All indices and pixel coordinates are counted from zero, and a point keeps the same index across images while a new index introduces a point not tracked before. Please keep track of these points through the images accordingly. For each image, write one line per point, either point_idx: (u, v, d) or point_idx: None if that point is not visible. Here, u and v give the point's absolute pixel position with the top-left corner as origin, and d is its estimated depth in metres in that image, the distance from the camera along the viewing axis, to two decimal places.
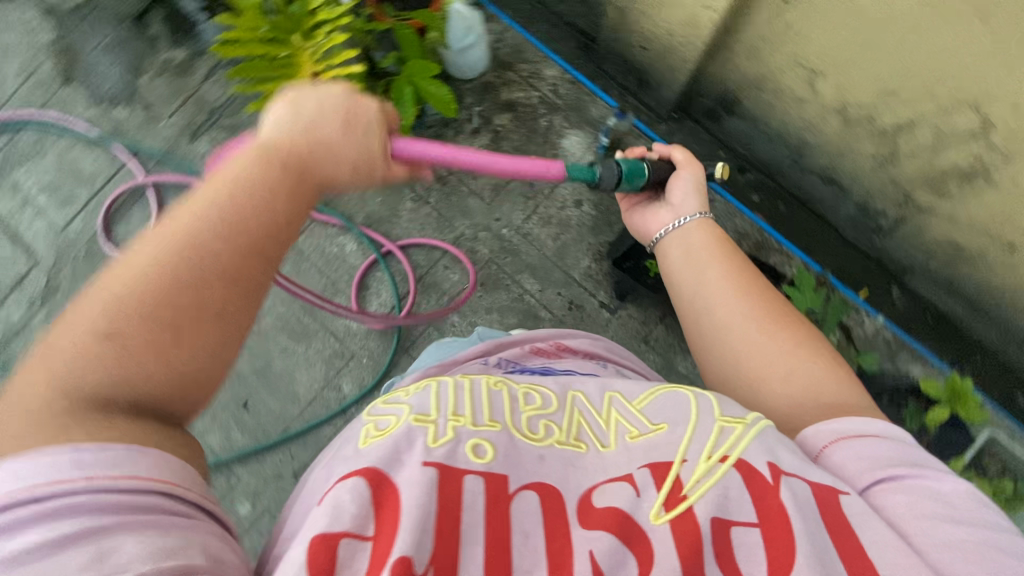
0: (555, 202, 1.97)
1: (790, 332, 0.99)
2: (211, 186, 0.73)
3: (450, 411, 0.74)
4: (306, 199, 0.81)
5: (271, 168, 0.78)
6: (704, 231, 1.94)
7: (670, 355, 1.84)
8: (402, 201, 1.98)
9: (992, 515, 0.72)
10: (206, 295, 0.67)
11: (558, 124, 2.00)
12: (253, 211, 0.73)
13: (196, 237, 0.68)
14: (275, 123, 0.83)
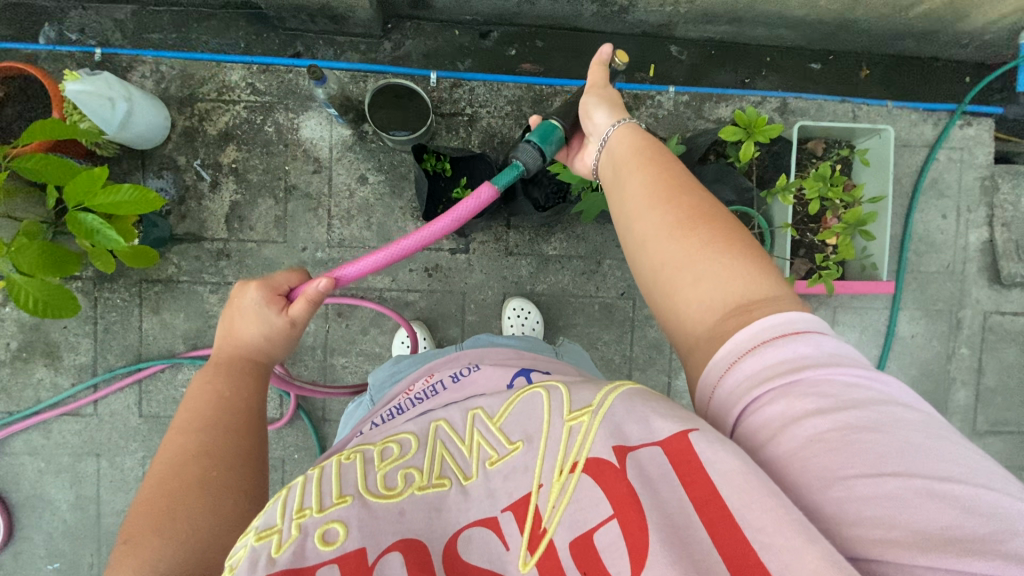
0: (340, 193, 1.77)
1: (666, 234, 0.79)
2: (196, 401, 0.89)
3: (295, 507, 0.64)
4: (255, 385, 0.97)
5: (211, 387, 0.91)
6: (484, 118, 1.80)
7: (536, 248, 1.84)
8: (206, 299, 1.75)
9: (861, 394, 0.60)
10: (198, 474, 0.79)
11: (284, 121, 1.74)
12: (225, 410, 0.89)
13: (188, 445, 0.82)
14: (220, 359, 0.99)
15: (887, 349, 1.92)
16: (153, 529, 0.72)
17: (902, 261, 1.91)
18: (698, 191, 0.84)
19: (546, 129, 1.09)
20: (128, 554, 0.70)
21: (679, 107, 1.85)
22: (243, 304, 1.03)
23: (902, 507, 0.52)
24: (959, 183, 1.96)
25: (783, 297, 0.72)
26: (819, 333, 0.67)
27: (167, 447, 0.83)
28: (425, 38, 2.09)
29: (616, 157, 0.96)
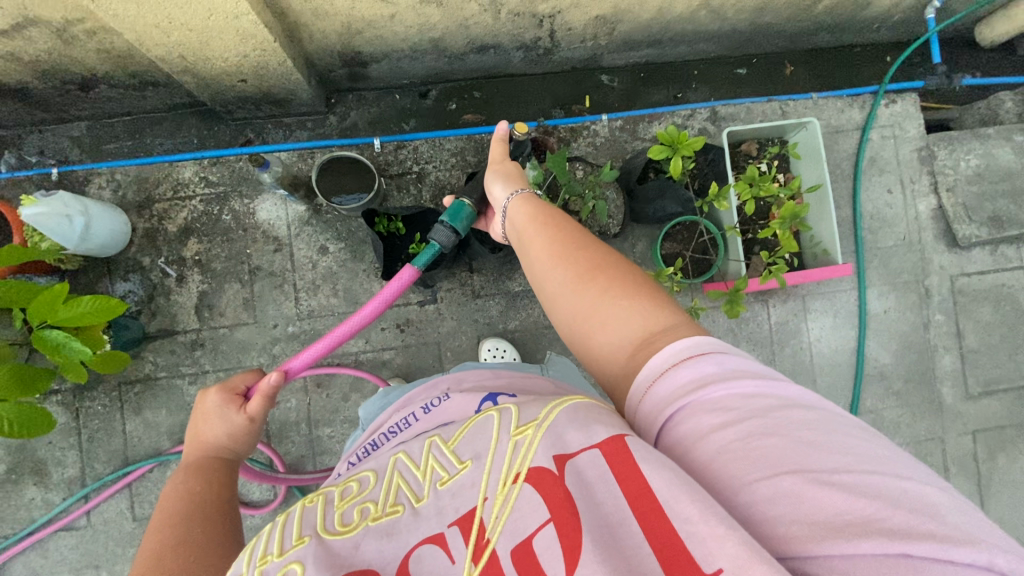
0: (304, 266, 1.81)
1: (572, 284, 0.89)
2: (169, 503, 0.91)
3: (260, 555, 0.66)
4: (225, 479, 1.00)
5: (183, 485, 0.95)
6: (431, 173, 1.87)
7: (502, 287, 1.87)
8: (186, 391, 1.77)
9: (759, 402, 0.65)
10: (179, 556, 0.79)
11: (240, 207, 1.81)
12: (200, 504, 0.91)
13: (165, 536, 0.83)
14: (186, 465, 1.01)
15: (863, 328, 1.94)
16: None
17: (858, 240, 1.95)
18: (595, 245, 0.95)
19: (459, 210, 1.21)
20: None
21: (615, 132, 1.93)
22: (208, 409, 1.09)
23: (800, 501, 0.55)
24: (896, 157, 2.03)
25: (682, 324, 0.80)
26: (722, 352, 0.72)
27: (144, 546, 0.83)
28: (368, 107, 2.19)
29: (519, 223, 1.08)
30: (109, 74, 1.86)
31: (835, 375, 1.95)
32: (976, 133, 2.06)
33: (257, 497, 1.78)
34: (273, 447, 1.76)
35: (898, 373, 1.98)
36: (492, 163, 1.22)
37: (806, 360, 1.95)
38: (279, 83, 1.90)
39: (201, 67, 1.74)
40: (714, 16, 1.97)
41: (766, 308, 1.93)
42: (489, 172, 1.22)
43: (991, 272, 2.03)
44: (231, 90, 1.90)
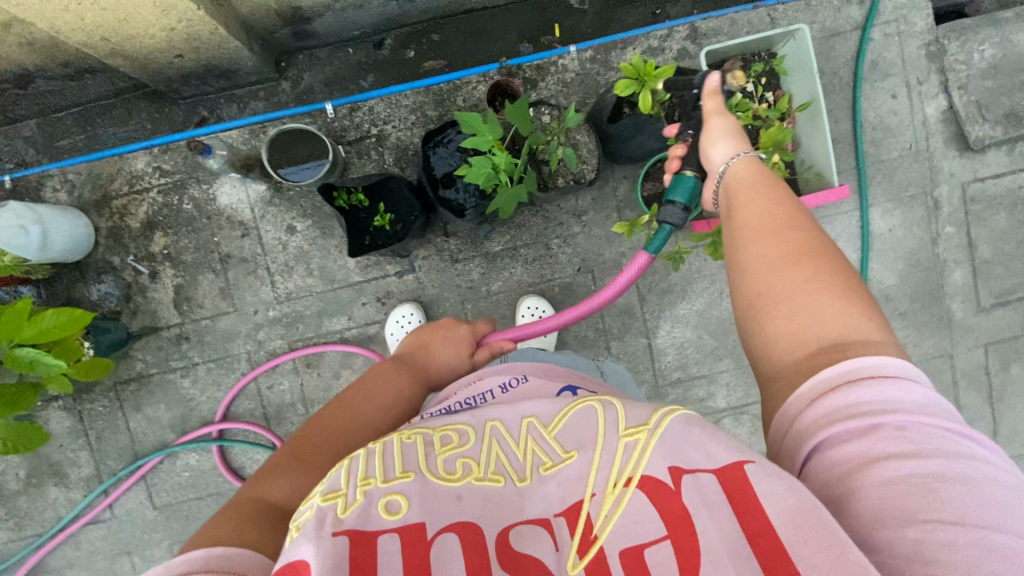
0: (274, 249, 1.75)
1: (789, 253, 0.82)
2: (378, 380, 1.06)
3: (360, 475, 0.68)
4: (415, 391, 1.09)
5: (380, 379, 1.05)
6: (392, 134, 1.74)
7: (481, 248, 1.79)
8: (180, 385, 1.79)
9: (946, 445, 0.61)
10: (344, 438, 0.91)
11: (200, 195, 1.73)
12: (386, 402, 1.02)
13: (352, 409, 0.97)
14: (412, 354, 1.17)
15: (866, 251, 1.83)
16: (309, 452, 0.86)
17: (859, 157, 1.80)
18: (807, 224, 0.87)
19: (688, 184, 1.15)
20: (272, 476, 0.81)
21: (586, 65, 1.75)
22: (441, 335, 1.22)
23: (963, 555, 0.53)
24: (902, 57, 1.82)
25: (886, 341, 0.73)
26: (912, 382, 0.67)
27: (344, 400, 0.99)
28: (321, 66, 2.04)
29: (732, 183, 1.03)
30: (40, 66, 1.75)
31: None
32: (990, 19, 1.85)
33: None
34: (272, 429, 1.80)
35: (904, 293, 1.88)
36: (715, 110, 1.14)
37: None
38: (220, 53, 1.76)
39: (128, 47, 1.61)
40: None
41: None
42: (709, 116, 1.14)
43: (1007, 174, 1.86)
44: (170, 66, 1.77)
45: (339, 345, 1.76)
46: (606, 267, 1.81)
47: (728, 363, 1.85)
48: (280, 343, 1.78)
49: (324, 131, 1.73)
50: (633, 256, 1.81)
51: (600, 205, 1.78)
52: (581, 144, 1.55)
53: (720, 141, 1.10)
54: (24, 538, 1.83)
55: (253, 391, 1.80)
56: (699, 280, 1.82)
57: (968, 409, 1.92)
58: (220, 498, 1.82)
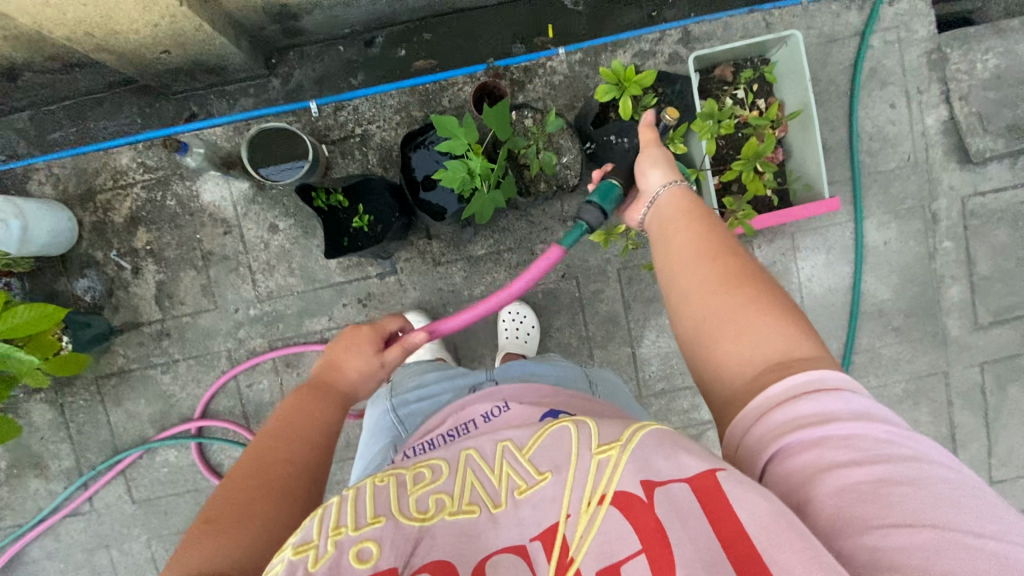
0: (256, 248, 1.74)
1: (722, 275, 0.80)
2: (291, 412, 0.94)
3: (331, 525, 0.62)
4: (340, 407, 1.00)
5: (306, 411, 0.94)
6: (377, 134, 1.72)
7: (464, 251, 1.77)
8: (160, 381, 1.79)
9: (894, 447, 0.60)
10: (273, 483, 0.82)
11: (183, 191, 1.73)
12: (308, 430, 0.92)
13: (272, 453, 0.86)
14: (326, 368, 1.06)
15: (859, 264, 1.78)
16: (229, 516, 0.76)
17: (854, 167, 1.75)
18: (734, 245, 0.86)
19: (605, 190, 1.15)
20: (191, 555, 0.71)
21: (575, 68, 1.72)
22: (365, 342, 1.09)
23: (936, 559, 0.52)
24: (902, 65, 1.76)
25: (823, 352, 0.72)
26: (850, 390, 0.66)
27: (259, 449, 0.87)
28: (311, 64, 2.03)
29: (661, 213, 1.00)
30: (30, 60, 1.75)
31: (828, 315, 1.82)
32: (995, 27, 1.79)
33: None
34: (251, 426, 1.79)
35: (898, 307, 1.83)
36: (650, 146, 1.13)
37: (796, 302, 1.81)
38: (206, 49, 1.75)
39: (114, 42, 1.60)
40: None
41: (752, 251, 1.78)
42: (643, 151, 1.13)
43: (1009, 189, 1.81)
44: (157, 62, 1.77)
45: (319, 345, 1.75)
46: (591, 274, 1.78)
47: None
48: (260, 342, 1.78)
49: (308, 129, 1.71)
50: (619, 263, 1.78)
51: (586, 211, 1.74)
52: (565, 150, 1.50)
53: (657, 167, 1.08)
54: (4, 528, 1.84)
55: (233, 389, 1.80)
56: None
57: (962, 428, 1.87)
58: (197, 495, 1.82)
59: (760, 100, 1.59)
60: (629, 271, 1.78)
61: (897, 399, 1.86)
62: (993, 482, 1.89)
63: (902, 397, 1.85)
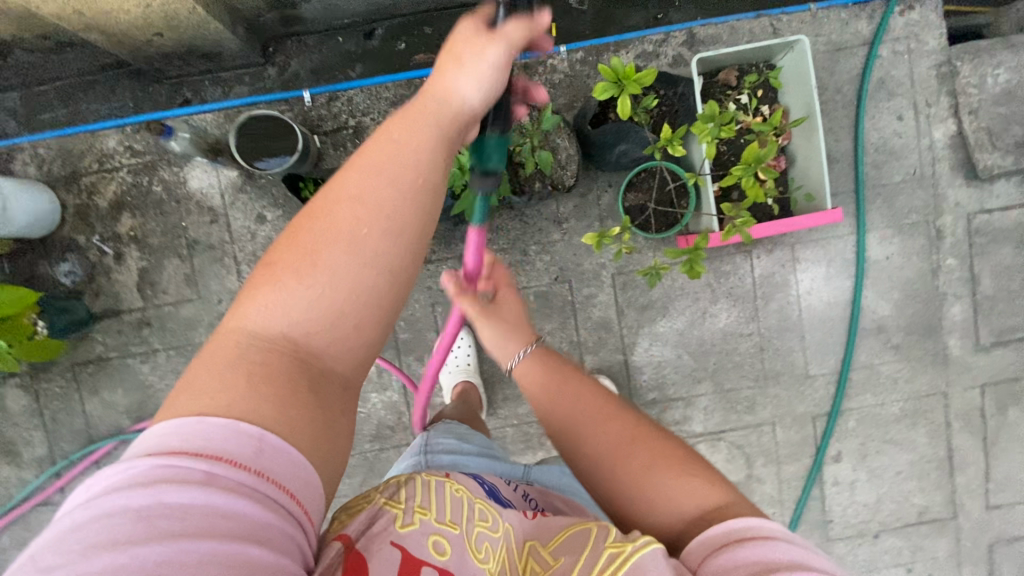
0: (242, 238, 1.70)
1: (628, 438, 0.85)
2: (389, 140, 0.70)
3: (416, 503, 0.69)
4: (442, 147, 0.74)
5: (396, 138, 0.71)
6: (370, 127, 1.67)
7: (455, 250, 1.72)
8: (139, 371, 1.74)
9: None
10: (347, 241, 0.67)
11: (169, 177, 1.68)
12: (400, 180, 0.69)
13: (357, 188, 0.68)
14: (478, 89, 0.76)
15: (859, 278, 1.74)
16: (295, 250, 0.67)
17: (857, 179, 1.71)
18: (623, 405, 0.92)
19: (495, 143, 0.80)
20: (265, 279, 0.67)
21: (576, 67, 1.68)
22: (476, 46, 0.76)
23: None
24: (910, 77, 1.72)
25: (729, 485, 0.79)
26: (786, 540, 0.67)
27: (350, 168, 0.70)
28: (309, 54, 1.98)
29: (528, 385, 1.03)
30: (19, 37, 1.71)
31: (826, 330, 1.77)
32: (1006, 42, 1.75)
33: None
34: None
35: (897, 324, 1.79)
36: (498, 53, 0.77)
37: (793, 315, 1.77)
38: (200, 34, 1.71)
39: (105, 22, 1.56)
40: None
41: (750, 261, 1.74)
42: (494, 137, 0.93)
43: (1015, 207, 1.76)
44: (149, 45, 1.73)
45: None
46: (584, 278, 1.73)
47: (706, 386, 1.77)
48: None
49: (300, 119, 1.67)
50: (614, 268, 1.73)
51: (582, 213, 1.70)
52: (561, 149, 1.48)
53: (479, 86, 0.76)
54: None
55: None
56: (681, 298, 1.74)
57: (959, 451, 1.82)
58: None
59: (764, 106, 1.55)
60: (623, 277, 1.73)
61: (894, 419, 1.81)
62: (989, 507, 1.84)
63: (898, 415, 1.81)
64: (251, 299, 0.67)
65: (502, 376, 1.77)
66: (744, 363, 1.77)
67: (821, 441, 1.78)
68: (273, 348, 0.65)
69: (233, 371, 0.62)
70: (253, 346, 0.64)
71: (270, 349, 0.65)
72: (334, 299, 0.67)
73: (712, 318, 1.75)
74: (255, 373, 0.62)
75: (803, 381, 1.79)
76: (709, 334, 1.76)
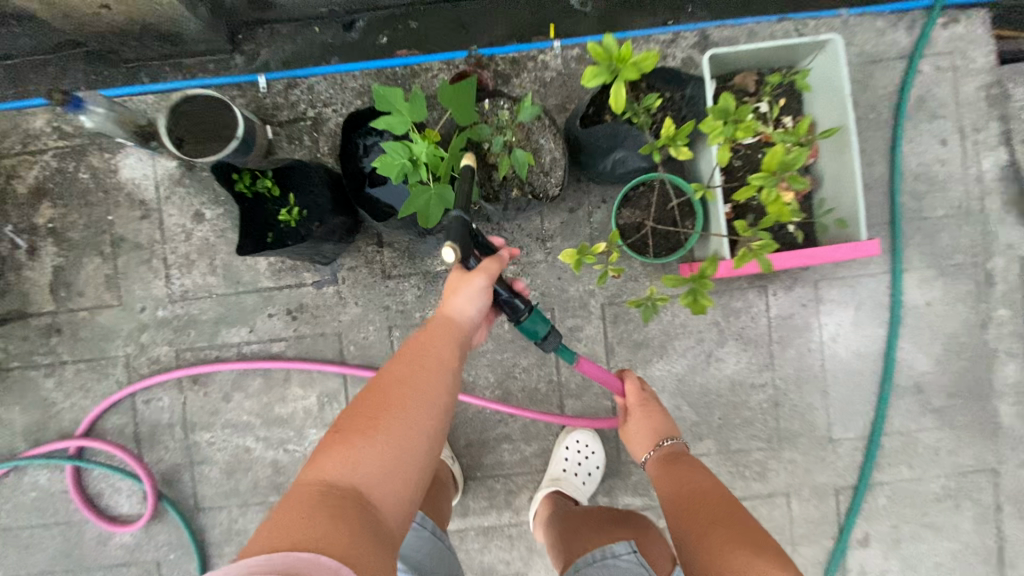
0: (176, 238, 1.47)
1: (710, 513, 0.94)
2: (430, 350, 0.89)
3: None
4: (456, 347, 0.92)
5: (431, 349, 0.89)
6: (332, 119, 1.46)
7: (419, 265, 1.47)
8: (43, 386, 1.49)
9: None
10: (400, 418, 0.79)
11: (99, 164, 1.47)
12: (435, 374, 0.86)
13: (405, 378, 0.84)
14: (473, 304, 0.95)
15: (894, 326, 1.47)
16: (362, 428, 0.77)
17: (893, 210, 1.46)
18: (702, 475, 1.05)
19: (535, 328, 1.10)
20: (337, 443, 0.76)
21: (570, 65, 1.47)
22: (465, 280, 0.94)
23: None
24: (955, 97, 1.49)
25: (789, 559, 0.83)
26: None
27: (390, 369, 0.85)
28: (281, 44, 1.80)
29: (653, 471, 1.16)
30: None
31: (854, 386, 1.50)
32: None
33: (125, 508, 1.50)
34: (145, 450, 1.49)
35: (938, 383, 1.50)
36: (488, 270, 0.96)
37: (814, 365, 1.49)
38: (152, 9, 1.53)
39: None
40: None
41: (765, 298, 1.48)
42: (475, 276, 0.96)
43: None
44: (96, 19, 1.54)
45: (235, 361, 1.46)
46: (569, 307, 1.48)
47: (708, 444, 1.49)
48: (165, 350, 1.48)
49: (253, 107, 1.47)
50: (605, 297, 1.48)
51: (569, 231, 1.46)
52: (544, 151, 1.24)
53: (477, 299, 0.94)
54: None
55: (127, 404, 1.49)
56: (682, 337, 1.47)
57: (1013, 543, 1.51)
58: (67, 529, 1.49)
59: (786, 118, 1.33)
60: (615, 308, 1.47)
61: (933, 498, 1.51)
62: None
63: (938, 495, 1.50)
64: (325, 462, 0.74)
65: (466, 417, 1.50)
66: (755, 419, 1.49)
67: (845, 521, 1.48)
68: (351, 495, 0.72)
69: (327, 509, 0.69)
70: (336, 495, 0.71)
71: (348, 493, 0.72)
72: (398, 466, 0.77)
73: (718, 363, 1.48)
74: (335, 521, 0.68)
75: (824, 446, 1.50)
76: (714, 383, 1.48)
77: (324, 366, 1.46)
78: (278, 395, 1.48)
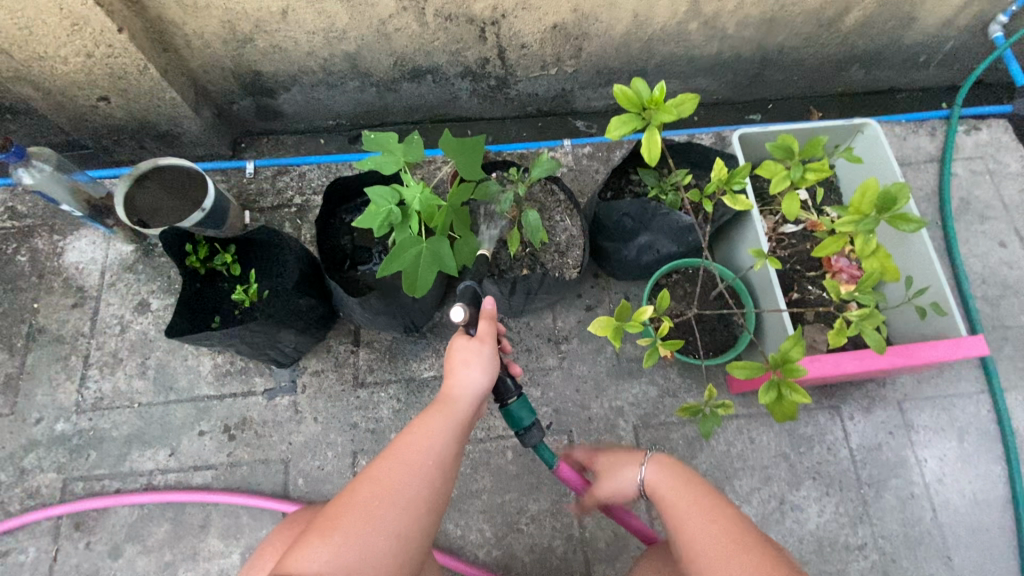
0: (108, 331, 1.20)
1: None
2: (427, 427, 0.73)
3: None
4: (457, 436, 0.75)
5: (422, 434, 0.72)
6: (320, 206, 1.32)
7: (401, 370, 1.18)
8: None
9: None
10: (378, 509, 0.66)
11: (42, 246, 1.26)
12: (425, 470, 0.70)
13: (391, 465, 0.69)
14: (485, 373, 0.77)
15: (1016, 462, 1.12)
16: (334, 519, 0.65)
17: (971, 315, 1.23)
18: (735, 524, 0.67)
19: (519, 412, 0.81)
20: (310, 532, 0.65)
21: (582, 161, 1.38)
22: (473, 349, 0.78)
23: None
24: (1001, 199, 1.38)
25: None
26: None
27: (388, 448, 0.71)
28: (284, 153, 1.61)
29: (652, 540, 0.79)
30: None
31: (983, 551, 1.09)
32: None
33: None
34: None
35: None
36: (488, 330, 0.80)
37: (922, 517, 1.11)
38: None
39: None
40: (710, 32, 1.38)
41: (840, 424, 1.16)
42: (476, 341, 0.79)
43: None
44: None
45: (139, 496, 1.07)
46: (591, 428, 1.15)
47: None
48: (51, 480, 1.10)
49: (235, 192, 1.34)
50: (635, 417, 1.16)
51: (587, 331, 1.20)
52: (559, 229, 1.06)
53: (479, 369, 0.77)
54: None
55: None
56: (740, 474, 1.13)
57: None
58: None
59: (827, 206, 1.17)
60: (651, 434, 1.15)
61: None
62: None
63: None
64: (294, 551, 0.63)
65: None
66: None
67: None
68: None
69: None
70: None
71: None
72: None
73: (796, 514, 1.11)
74: None
75: None
76: (792, 542, 1.09)
77: (258, 506, 1.07)
78: (189, 550, 1.06)
